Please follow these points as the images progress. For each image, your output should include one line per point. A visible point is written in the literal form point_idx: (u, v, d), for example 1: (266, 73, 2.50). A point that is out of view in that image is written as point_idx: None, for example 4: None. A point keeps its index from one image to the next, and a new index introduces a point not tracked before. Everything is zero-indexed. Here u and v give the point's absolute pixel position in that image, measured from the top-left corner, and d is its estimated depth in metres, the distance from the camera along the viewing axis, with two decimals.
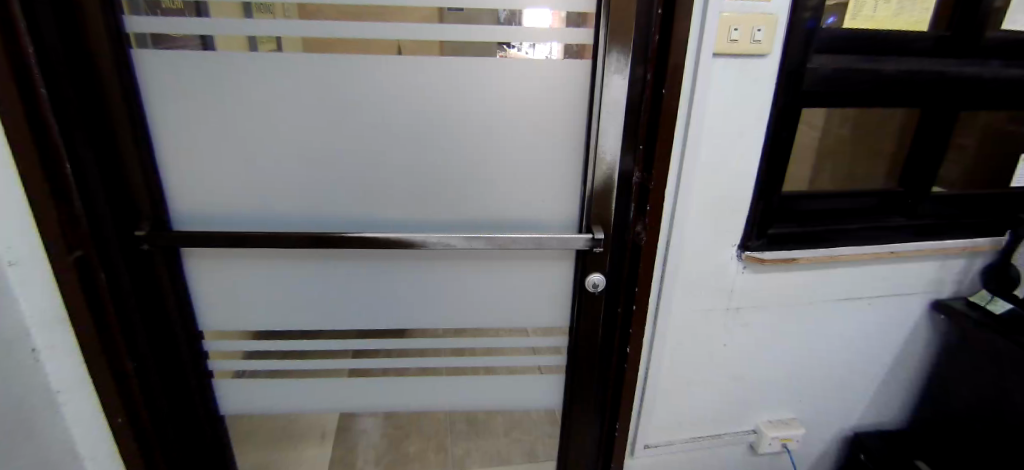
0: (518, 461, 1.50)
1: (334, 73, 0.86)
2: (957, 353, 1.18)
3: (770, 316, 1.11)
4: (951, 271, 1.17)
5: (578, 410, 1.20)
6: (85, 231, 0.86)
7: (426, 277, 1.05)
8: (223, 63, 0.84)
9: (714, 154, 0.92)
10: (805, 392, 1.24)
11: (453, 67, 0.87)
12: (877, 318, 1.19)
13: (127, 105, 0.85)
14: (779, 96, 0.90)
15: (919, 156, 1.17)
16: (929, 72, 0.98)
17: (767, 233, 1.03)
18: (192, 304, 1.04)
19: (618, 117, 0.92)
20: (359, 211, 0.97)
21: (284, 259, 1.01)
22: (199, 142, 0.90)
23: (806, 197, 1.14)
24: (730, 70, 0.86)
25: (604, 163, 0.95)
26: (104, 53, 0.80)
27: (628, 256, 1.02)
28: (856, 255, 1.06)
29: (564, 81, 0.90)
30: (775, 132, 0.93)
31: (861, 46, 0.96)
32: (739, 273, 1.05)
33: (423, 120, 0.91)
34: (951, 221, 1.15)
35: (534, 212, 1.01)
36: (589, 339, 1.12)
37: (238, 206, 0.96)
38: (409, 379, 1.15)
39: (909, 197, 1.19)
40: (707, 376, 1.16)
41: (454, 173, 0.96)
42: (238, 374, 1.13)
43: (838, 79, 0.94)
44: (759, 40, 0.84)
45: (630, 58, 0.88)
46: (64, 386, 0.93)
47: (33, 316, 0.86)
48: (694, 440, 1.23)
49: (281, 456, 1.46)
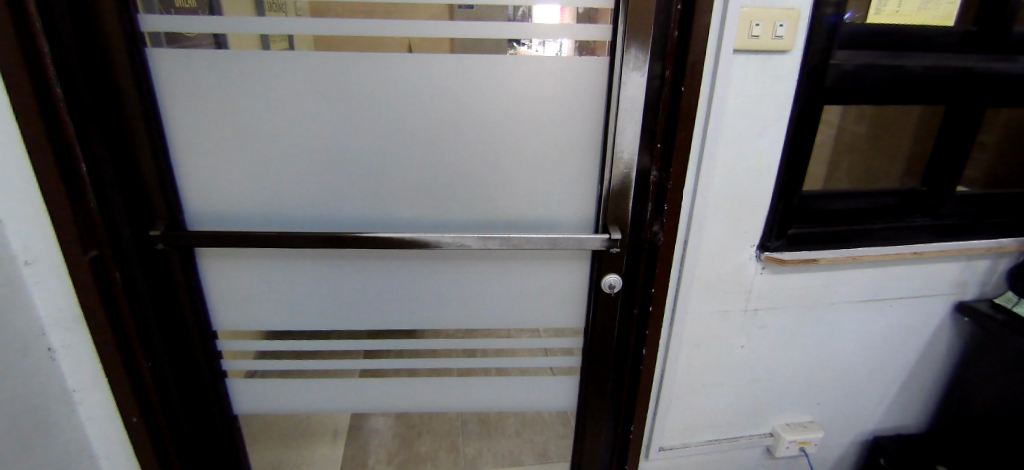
0: (531, 462, 1.49)
1: (345, 72, 0.85)
2: (980, 356, 1.15)
3: (789, 317, 1.09)
4: (976, 272, 1.14)
5: (591, 412, 1.19)
6: (100, 231, 0.86)
7: (437, 277, 1.04)
8: (236, 61, 0.84)
9: (733, 152, 0.90)
10: (823, 396, 1.22)
11: (464, 65, 0.86)
12: (899, 320, 1.16)
13: (142, 104, 0.84)
14: (800, 92, 0.87)
15: (942, 155, 1.13)
16: (954, 69, 0.95)
17: (787, 234, 1.01)
18: (207, 304, 1.04)
19: (635, 114, 0.90)
20: (371, 211, 0.97)
21: (297, 258, 1.00)
22: (211, 141, 0.89)
23: (825, 197, 1.10)
24: (750, 66, 0.84)
25: (621, 161, 0.93)
26: (118, 53, 0.80)
27: (644, 256, 1.00)
28: (879, 256, 1.03)
29: (579, 78, 0.89)
30: (796, 130, 0.90)
31: (885, 41, 0.93)
32: (758, 275, 1.03)
33: (435, 118, 0.90)
34: (976, 221, 1.12)
35: (550, 212, 1.00)
36: (604, 340, 1.10)
37: (251, 206, 0.95)
38: (421, 380, 1.15)
39: (932, 197, 1.14)
40: (724, 378, 1.14)
41: (466, 172, 0.95)
42: (251, 374, 1.14)
43: (863, 76, 0.91)
44: (780, 35, 0.82)
45: (649, 54, 0.86)
46: (79, 385, 0.93)
47: (48, 315, 0.86)
48: (710, 444, 1.21)
49: (293, 456, 1.46)
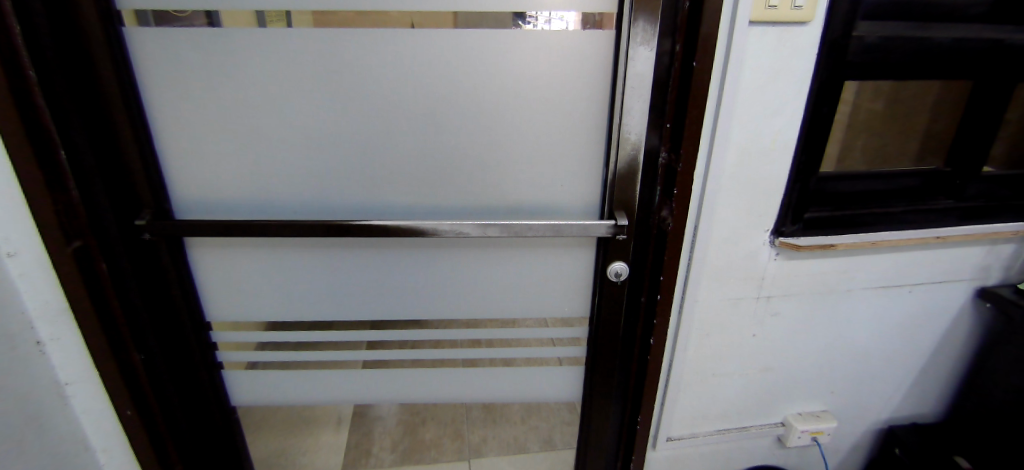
0: (536, 449, 1.47)
1: (333, 53, 0.81)
2: (1004, 345, 1.09)
3: (803, 304, 1.05)
4: (1000, 256, 1.08)
5: (598, 402, 1.16)
6: (83, 221, 0.83)
7: (437, 265, 1.00)
8: (221, 42, 0.79)
9: (748, 131, 0.84)
10: (837, 384, 1.18)
11: (463, 42, 0.81)
12: (919, 307, 1.11)
13: (122, 89, 0.80)
14: (820, 67, 0.81)
15: (969, 133, 1.06)
16: (986, 41, 0.89)
17: (803, 218, 0.96)
18: (199, 296, 1.01)
19: (643, 92, 0.84)
20: (367, 196, 0.93)
21: (294, 247, 0.97)
22: (197, 128, 0.86)
23: (846, 177, 1.03)
24: (766, 40, 0.78)
25: (627, 142, 0.88)
26: (95, 35, 0.76)
27: (653, 242, 0.96)
28: (898, 240, 0.99)
29: (585, 54, 0.84)
30: (816, 107, 0.84)
31: (916, 10, 0.84)
32: (771, 261, 0.98)
33: (432, 99, 0.85)
34: (1003, 202, 1.06)
35: (553, 198, 0.95)
36: (611, 329, 1.07)
37: (243, 193, 0.91)
38: (422, 371, 1.12)
39: (957, 177, 1.08)
40: (734, 367, 1.10)
41: (465, 157, 0.90)
42: (252, 365, 1.11)
43: (886, 49, 0.84)
44: (799, 5, 0.75)
45: (658, 27, 0.80)
46: (71, 379, 0.91)
47: (36, 308, 0.84)
48: (719, 433, 1.18)
49: (297, 444, 1.45)
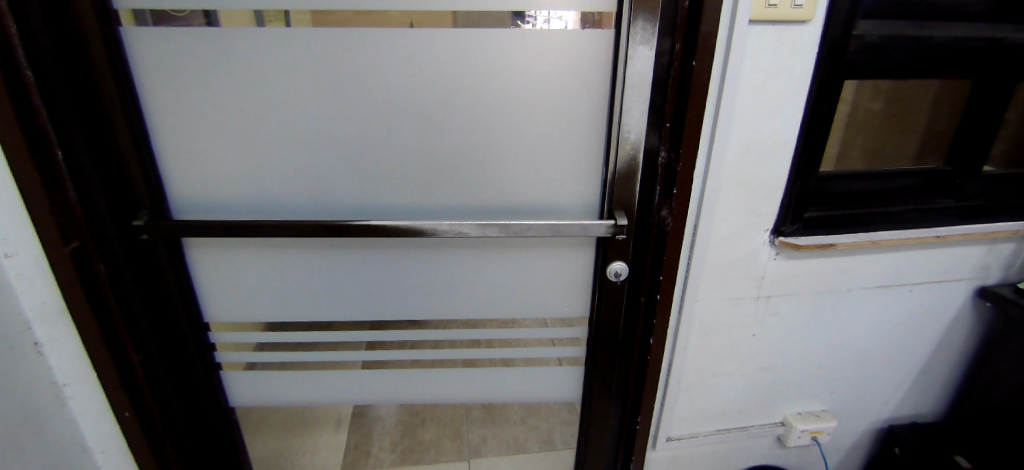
0: (535, 449, 1.47)
1: (331, 53, 0.80)
2: (1004, 344, 1.09)
3: (803, 304, 1.05)
4: (1000, 256, 1.08)
5: (598, 402, 1.16)
6: (81, 221, 0.83)
7: (435, 266, 1.00)
8: (218, 42, 0.79)
9: (748, 130, 0.84)
10: (837, 384, 1.18)
11: (462, 42, 0.81)
12: (919, 307, 1.11)
13: (119, 89, 0.80)
14: (820, 67, 0.81)
15: (968, 133, 1.07)
16: (986, 40, 0.88)
17: (803, 217, 0.95)
18: (197, 296, 1.01)
19: (643, 91, 0.84)
20: (365, 196, 0.92)
21: (292, 247, 0.97)
22: (195, 127, 0.85)
23: (845, 177, 1.04)
24: (766, 40, 0.78)
25: (627, 142, 0.88)
26: (92, 34, 0.76)
27: (653, 242, 0.95)
28: (898, 240, 0.99)
29: (585, 53, 0.83)
30: (817, 106, 0.84)
31: (916, 8, 0.84)
32: (771, 261, 0.98)
33: (431, 98, 0.85)
34: (1003, 202, 1.06)
35: (553, 197, 0.95)
36: (611, 329, 1.07)
37: (241, 194, 0.91)
38: (421, 371, 1.12)
39: (957, 177, 1.09)
40: (734, 367, 1.10)
41: (464, 157, 0.90)
42: (250, 366, 1.11)
43: (886, 48, 0.84)
44: (799, 4, 0.75)
45: (658, 26, 0.80)
46: (69, 379, 0.90)
47: (33, 309, 0.84)
48: (719, 434, 1.18)
49: (296, 444, 1.45)
